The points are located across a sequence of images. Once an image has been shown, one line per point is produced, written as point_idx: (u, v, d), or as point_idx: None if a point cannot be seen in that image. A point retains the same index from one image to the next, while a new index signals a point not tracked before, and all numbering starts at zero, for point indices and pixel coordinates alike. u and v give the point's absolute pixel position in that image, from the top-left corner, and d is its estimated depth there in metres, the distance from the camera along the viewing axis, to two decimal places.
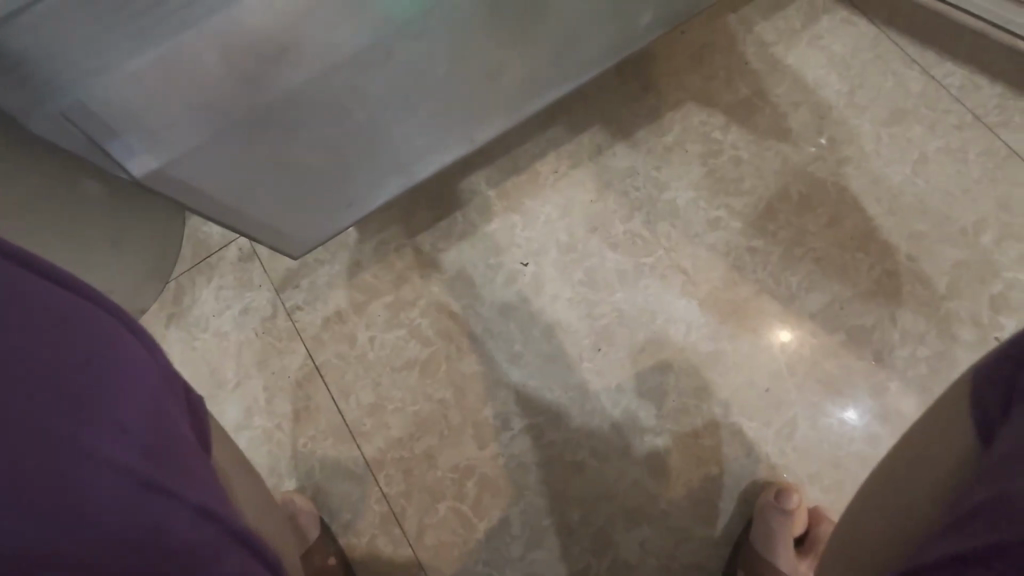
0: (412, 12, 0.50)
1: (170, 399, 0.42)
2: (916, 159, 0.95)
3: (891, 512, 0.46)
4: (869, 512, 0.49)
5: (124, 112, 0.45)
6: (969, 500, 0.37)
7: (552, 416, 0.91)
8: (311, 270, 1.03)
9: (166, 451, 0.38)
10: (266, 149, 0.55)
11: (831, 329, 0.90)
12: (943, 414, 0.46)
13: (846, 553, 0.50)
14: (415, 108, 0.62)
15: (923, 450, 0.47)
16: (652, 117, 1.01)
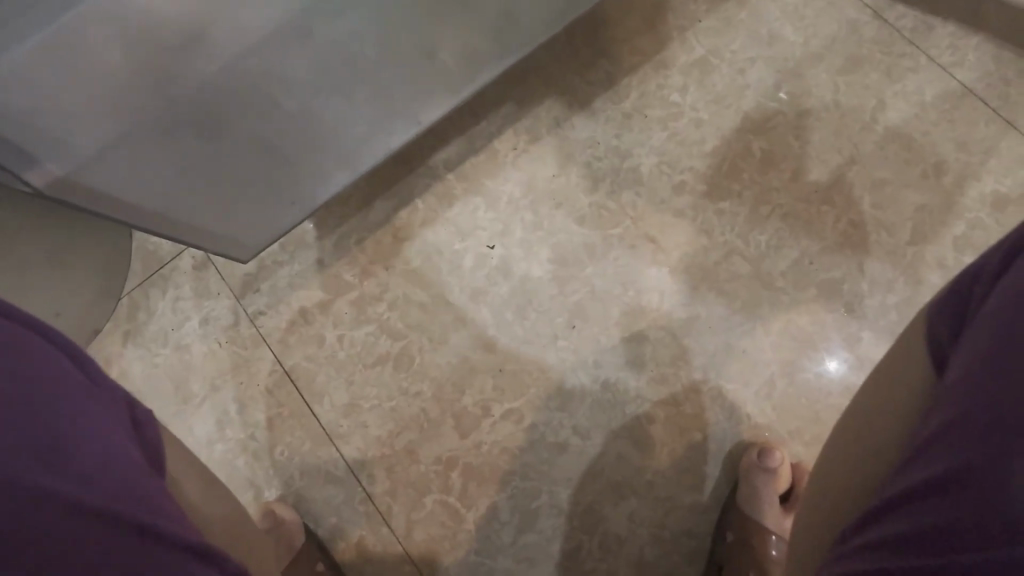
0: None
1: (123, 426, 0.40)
2: (874, 106, 0.94)
3: (856, 457, 0.45)
4: (830, 460, 0.49)
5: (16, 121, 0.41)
6: (931, 436, 0.37)
7: (531, 399, 0.90)
8: (270, 272, 0.99)
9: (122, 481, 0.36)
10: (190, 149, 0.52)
11: (802, 284, 0.90)
12: (904, 354, 0.45)
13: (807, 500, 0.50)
14: (347, 91, 0.58)
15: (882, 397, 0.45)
16: (608, 85, 0.99)
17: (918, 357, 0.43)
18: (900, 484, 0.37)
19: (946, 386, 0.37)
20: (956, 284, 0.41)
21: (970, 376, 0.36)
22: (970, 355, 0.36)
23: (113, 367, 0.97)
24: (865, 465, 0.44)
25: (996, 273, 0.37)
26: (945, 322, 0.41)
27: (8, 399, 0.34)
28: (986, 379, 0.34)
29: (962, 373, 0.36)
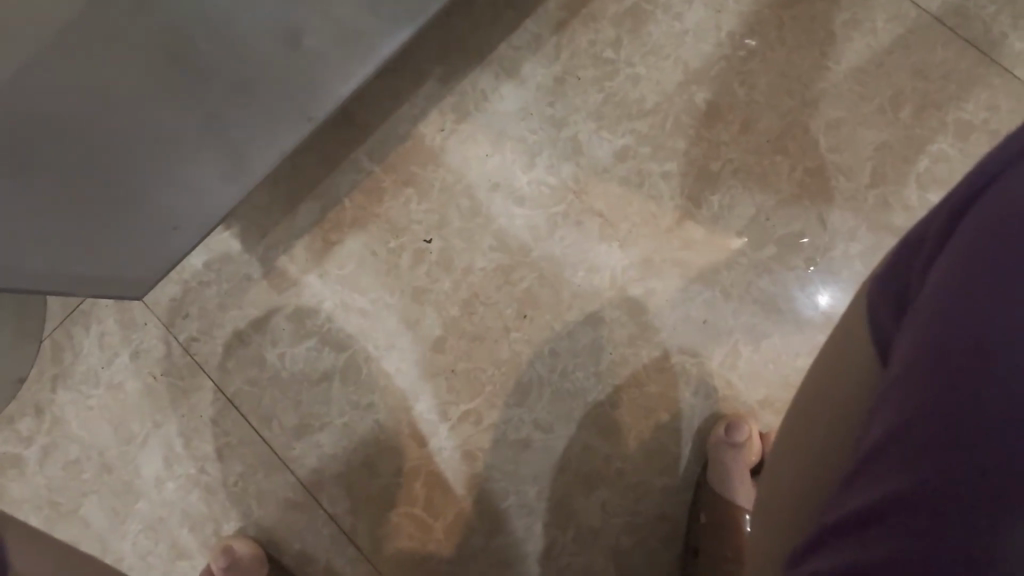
0: None
1: None
2: (823, 40, 0.86)
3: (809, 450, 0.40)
4: (787, 453, 0.44)
5: None
6: (879, 431, 0.32)
7: (488, 397, 0.85)
8: (197, 295, 0.92)
9: None
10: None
11: (761, 243, 0.84)
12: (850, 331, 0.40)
13: (767, 502, 0.45)
14: None
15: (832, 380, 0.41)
16: (535, 48, 0.90)
17: (855, 344, 0.39)
18: (849, 499, 0.32)
19: (886, 380, 0.33)
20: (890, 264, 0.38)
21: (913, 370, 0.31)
22: (910, 344, 0.32)
23: (45, 415, 0.91)
24: (803, 463, 0.41)
25: (932, 251, 0.34)
26: (883, 304, 0.37)
27: None
28: (931, 375, 0.30)
29: (908, 360, 0.32)
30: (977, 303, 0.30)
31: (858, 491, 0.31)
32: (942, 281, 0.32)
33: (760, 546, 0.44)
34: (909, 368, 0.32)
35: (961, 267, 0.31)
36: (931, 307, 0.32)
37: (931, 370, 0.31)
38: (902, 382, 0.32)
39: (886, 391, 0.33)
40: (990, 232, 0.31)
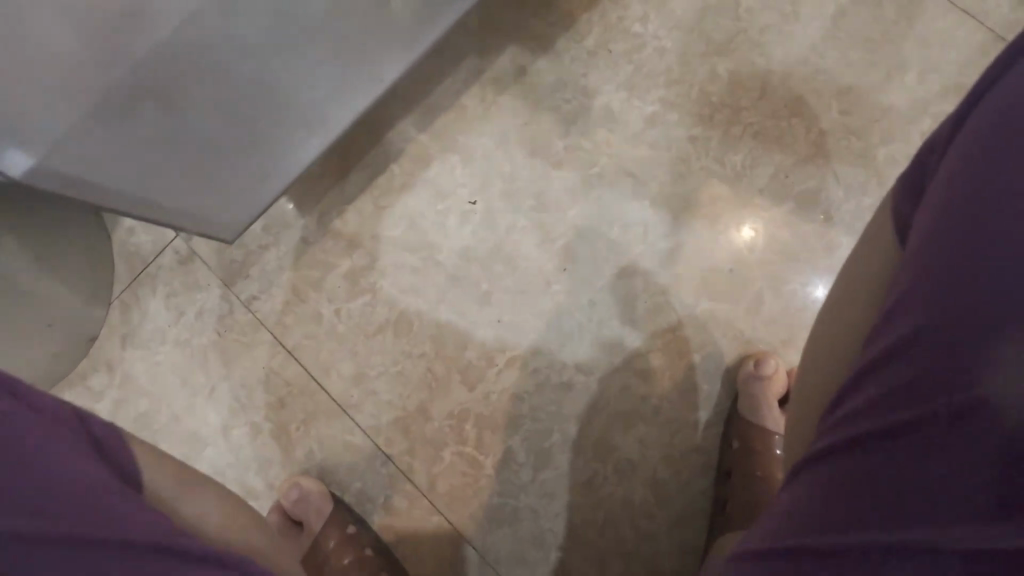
0: None
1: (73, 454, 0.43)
2: (833, 13, 0.94)
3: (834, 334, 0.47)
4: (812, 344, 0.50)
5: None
6: (903, 293, 0.39)
7: (532, 343, 0.93)
8: (257, 257, 0.99)
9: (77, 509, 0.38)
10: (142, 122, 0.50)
11: (781, 198, 0.92)
12: (875, 230, 0.47)
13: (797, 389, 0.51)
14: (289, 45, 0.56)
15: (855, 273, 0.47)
16: (568, 24, 0.97)
17: (877, 240, 0.46)
18: (880, 347, 0.39)
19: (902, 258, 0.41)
20: (911, 165, 0.44)
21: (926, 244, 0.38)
22: (929, 220, 0.39)
23: (116, 370, 0.98)
24: (828, 344, 0.47)
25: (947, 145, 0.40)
26: (900, 201, 0.44)
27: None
28: (945, 240, 0.37)
29: (926, 233, 0.39)
30: (982, 178, 0.37)
31: (887, 338, 0.38)
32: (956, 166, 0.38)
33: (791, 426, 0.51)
34: (920, 243, 0.39)
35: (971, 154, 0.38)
36: (939, 194, 0.39)
37: (946, 235, 0.37)
38: (921, 249, 0.38)
39: (908, 259, 0.40)
40: (996, 121, 0.37)
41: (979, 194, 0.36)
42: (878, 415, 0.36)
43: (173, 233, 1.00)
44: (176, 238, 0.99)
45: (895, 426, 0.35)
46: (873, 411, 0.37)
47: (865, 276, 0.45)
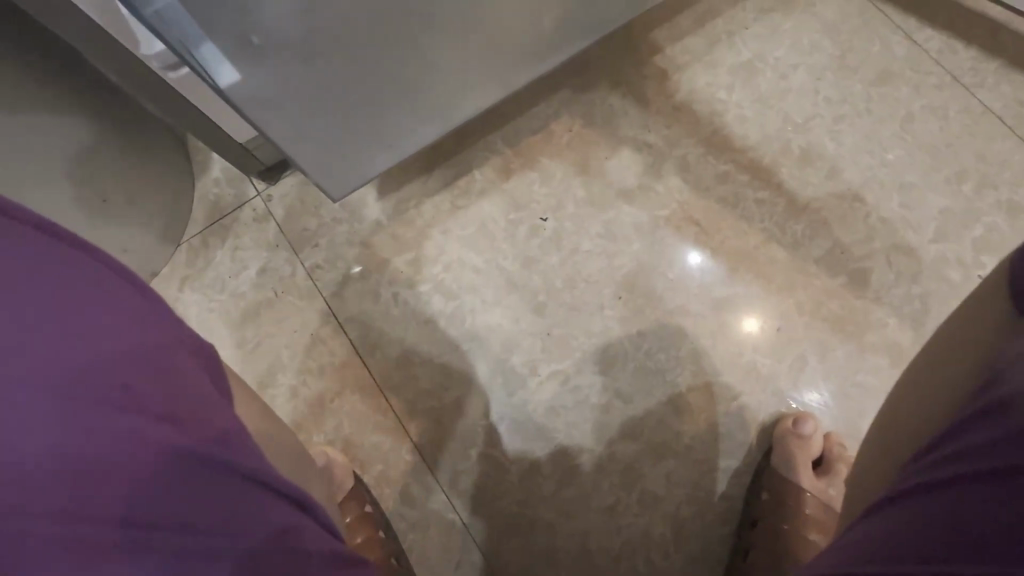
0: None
1: (188, 360, 0.42)
2: (903, 117, 1.02)
3: (936, 394, 0.49)
4: (911, 403, 0.52)
5: (220, 26, 0.43)
6: (1022, 352, 0.40)
7: (577, 361, 0.95)
8: (330, 230, 1.03)
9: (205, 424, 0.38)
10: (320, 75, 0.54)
11: (834, 272, 0.97)
12: (981, 299, 0.50)
13: (888, 440, 0.53)
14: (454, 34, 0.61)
15: (960, 339, 0.50)
16: (660, 79, 1.06)
17: (985, 306, 0.48)
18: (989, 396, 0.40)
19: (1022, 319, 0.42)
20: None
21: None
22: None
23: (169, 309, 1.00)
24: (929, 405, 0.49)
25: None
26: (1014, 271, 0.46)
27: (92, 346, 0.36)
28: None
29: None
30: None
31: (999, 388, 0.39)
32: None
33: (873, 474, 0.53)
34: None
35: None
36: None
37: None
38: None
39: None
40: None
41: None
42: (954, 458, 0.38)
43: (256, 192, 1.05)
44: (257, 196, 1.03)
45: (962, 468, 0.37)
46: (945, 456, 0.39)
47: (971, 342, 0.48)
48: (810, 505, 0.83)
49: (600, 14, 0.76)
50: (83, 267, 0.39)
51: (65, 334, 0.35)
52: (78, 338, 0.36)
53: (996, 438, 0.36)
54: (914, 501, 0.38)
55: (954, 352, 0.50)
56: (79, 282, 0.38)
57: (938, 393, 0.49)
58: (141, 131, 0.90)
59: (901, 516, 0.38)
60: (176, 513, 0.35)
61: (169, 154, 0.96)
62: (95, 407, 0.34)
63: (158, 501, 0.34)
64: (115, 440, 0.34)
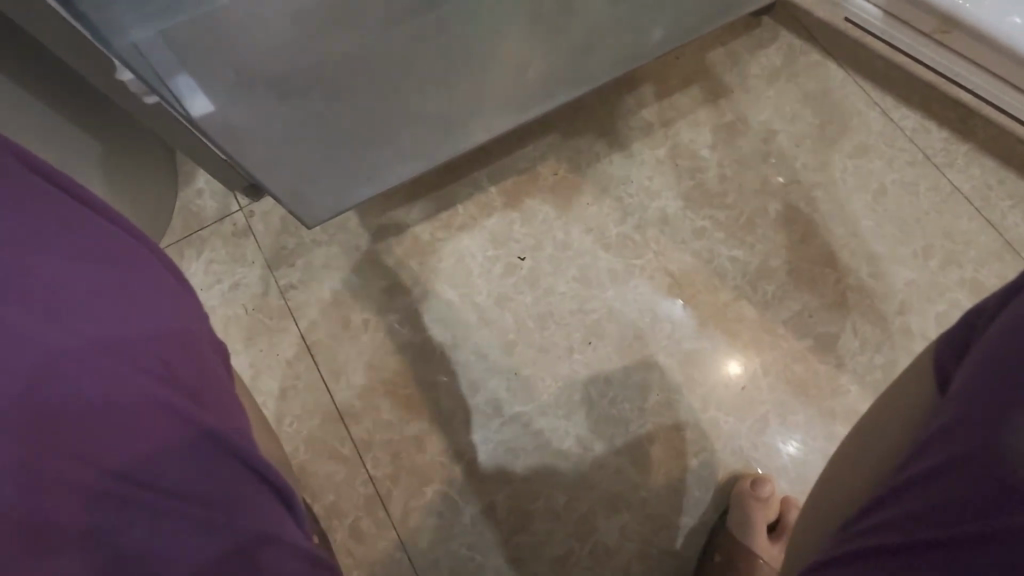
0: (443, 17, 0.53)
1: (216, 357, 0.47)
2: (875, 189, 1.06)
3: (870, 461, 0.51)
4: (845, 464, 0.54)
5: (191, 69, 0.45)
6: (933, 428, 0.42)
7: (542, 404, 0.95)
8: (308, 250, 1.03)
9: (223, 414, 0.43)
10: (298, 114, 0.55)
11: (801, 335, 0.98)
12: (913, 373, 0.51)
13: (824, 499, 0.55)
14: (433, 84, 0.63)
15: (890, 408, 0.52)
16: (645, 132, 1.09)
17: (917, 380, 0.50)
18: (912, 467, 0.41)
19: (943, 399, 0.43)
20: (961, 323, 0.47)
21: (956, 395, 0.41)
22: (969, 370, 0.42)
23: None
24: (860, 472, 0.51)
25: (993, 309, 0.44)
26: (942, 352, 0.48)
27: (141, 318, 0.42)
28: (981, 386, 0.40)
29: (964, 380, 0.42)
30: (1020, 341, 0.39)
31: (921, 459, 0.41)
32: (1000, 330, 0.41)
33: (812, 531, 0.54)
34: (958, 388, 0.42)
35: (1014, 322, 0.41)
36: (976, 355, 0.42)
37: (981, 386, 0.40)
38: (959, 392, 0.41)
39: (947, 399, 0.42)
40: None
41: (1008, 356, 0.40)
42: (895, 525, 0.39)
43: (238, 207, 1.05)
44: (239, 211, 1.04)
45: (909, 540, 0.38)
46: (887, 526, 0.40)
47: (899, 414, 0.50)
48: (761, 569, 0.85)
49: (583, 73, 0.79)
50: (145, 255, 0.47)
51: (117, 303, 0.41)
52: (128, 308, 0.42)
53: (932, 521, 0.38)
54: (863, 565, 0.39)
55: (884, 422, 0.52)
56: (127, 259, 0.45)
57: (868, 462, 0.51)
58: (127, 132, 0.91)
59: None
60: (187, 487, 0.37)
61: (151, 158, 0.97)
62: (132, 370, 0.39)
63: (174, 470, 0.37)
64: (143, 405, 0.38)
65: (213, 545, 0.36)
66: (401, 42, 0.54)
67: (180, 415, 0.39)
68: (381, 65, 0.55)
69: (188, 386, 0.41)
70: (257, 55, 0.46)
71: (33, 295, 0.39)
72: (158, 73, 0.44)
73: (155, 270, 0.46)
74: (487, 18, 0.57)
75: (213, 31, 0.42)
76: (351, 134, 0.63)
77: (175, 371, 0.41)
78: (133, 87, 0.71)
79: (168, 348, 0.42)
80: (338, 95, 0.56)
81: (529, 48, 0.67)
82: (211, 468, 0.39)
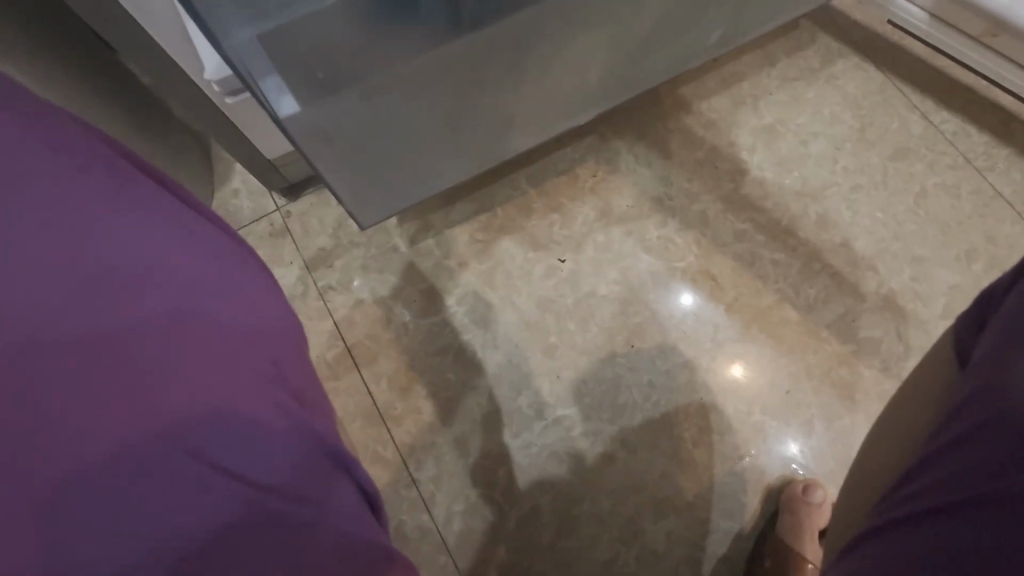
0: (525, 16, 0.53)
1: (292, 339, 0.47)
2: (917, 193, 1.05)
3: (892, 441, 0.51)
4: (872, 445, 0.54)
5: (289, 67, 0.44)
6: (957, 399, 0.42)
7: (585, 407, 0.94)
8: (346, 251, 1.02)
9: (303, 397, 0.43)
10: (375, 114, 0.54)
11: (845, 339, 0.97)
12: (932, 351, 0.51)
13: (852, 486, 0.55)
14: (502, 83, 0.62)
15: (912, 387, 0.52)
16: (684, 133, 1.09)
17: (934, 357, 0.50)
18: (938, 440, 0.41)
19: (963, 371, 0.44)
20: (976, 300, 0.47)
21: (974, 367, 0.42)
22: (988, 341, 0.42)
23: None
24: (885, 450, 0.51)
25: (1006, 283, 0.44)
26: (957, 327, 0.48)
27: (220, 295, 0.41)
28: (999, 356, 0.40)
29: (984, 351, 0.42)
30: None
31: (945, 430, 0.41)
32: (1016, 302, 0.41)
33: (842, 515, 0.54)
34: (979, 358, 0.42)
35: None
36: (994, 325, 0.42)
37: (999, 356, 0.40)
38: (978, 363, 0.42)
39: (967, 370, 0.43)
40: None
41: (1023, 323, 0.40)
42: (922, 495, 0.39)
43: (274, 207, 1.04)
44: (276, 211, 1.03)
45: (936, 507, 0.37)
46: (913, 496, 0.40)
47: (920, 391, 0.50)
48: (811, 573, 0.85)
49: (636, 76, 0.78)
50: (220, 234, 0.47)
51: (197, 279, 0.41)
52: (208, 285, 0.41)
53: (946, 487, 0.38)
54: (891, 534, 0.39)
55: (905, 402, 0.52)
56: (205, 236, 0.45)
57: (891, 441, 0.51)
58: (166, 134, 0.90)
59: (876, 550, 0.39)
60: (274, 467, 0.36)
61: (190, 159, 0.96)
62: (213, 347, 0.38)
63: (263, 449, 0.36)
64: (228, 380, 0.37)
65: (291, 531, 0.35)
66: (481, 41, 0.53)
67: (264, 395, 0.38)
68: (460, 65, 0.54)
69: (266, 365, 0.41)
70: (348, 49, 0.45)
71: (113, 263, 0.38)
72: (255, 72, 0.43)
73: (232, 250, 0.47)
74: (564, 18, 0.57)
75: (312, 31, 0.42)
76: (417, 136, 0.62)
77: (257, 351, 0.41)
78: (187, 80, 0.70)
79: (247, 328, 0.42)
80: (415, 97, 0.55)
81: (592, 50, 0.66)
82: (296, 451, 0.38)
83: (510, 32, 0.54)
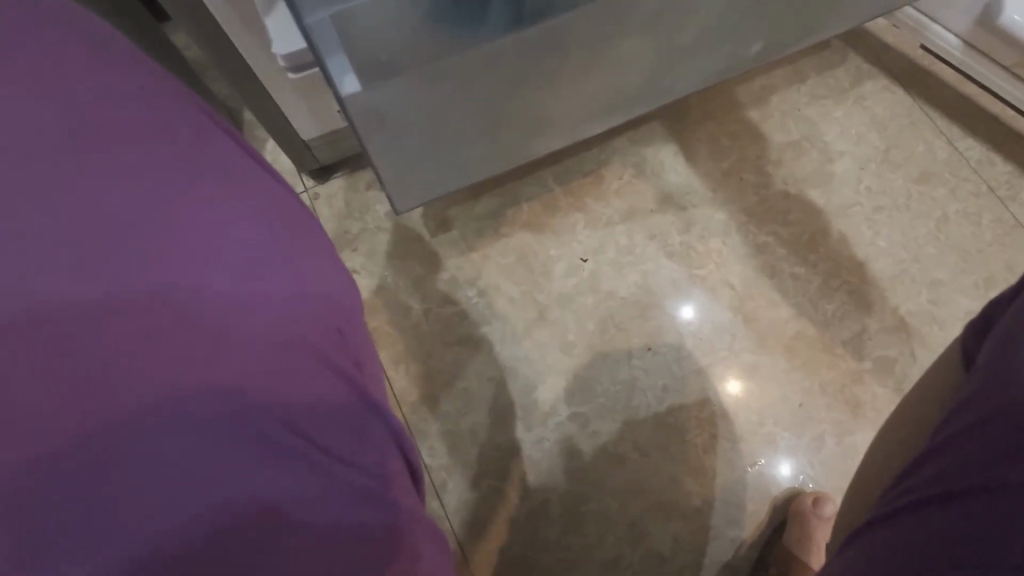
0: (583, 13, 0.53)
1: (342, 304, 0.51)
2: (938, 217, 1.06)
3: (892, 438, 0.52)
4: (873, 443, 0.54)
5: (356, 47, 0.45)
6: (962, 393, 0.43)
7: (599, 406, 0.95)
8: (371, 236, 1.03)
9: (350, 360, 0.47)
10: (428, 100, 0.55)
11: (859, 357, 0.98)
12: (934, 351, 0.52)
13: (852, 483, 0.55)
14: (551, 79, 0.63)
15: (913, 387, 0.52)
16: (711, 143, 1.10)
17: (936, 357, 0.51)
18: (945, 431, 0.42)
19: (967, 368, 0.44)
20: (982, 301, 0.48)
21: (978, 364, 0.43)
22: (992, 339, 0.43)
23: None
24: (888, 448, 0.52)
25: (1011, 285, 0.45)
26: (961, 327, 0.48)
27: (282, 265, 0.46)
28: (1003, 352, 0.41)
29: (988, 349, 0.43)
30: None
31: (954, 421, 0.42)
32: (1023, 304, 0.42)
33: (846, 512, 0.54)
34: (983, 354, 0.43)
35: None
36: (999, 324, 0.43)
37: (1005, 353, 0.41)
38: (983, 359, 0.42)
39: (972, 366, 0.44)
40: None
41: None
42: (935, 481, 0.40)
43: (303, 188, 1.05)
44: (305, 192, 1.04)
45: (952, 490, 0.38)
46: (925, 483, 0.40)
47: (921, 389, 0.51)
48: None
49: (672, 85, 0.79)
50: (281, 206, 0.51)
51: (262, 250, 0.45)
52: (272, 255, 0.46)
53: (953, 473, 0.39)
54: (904, 520, 0.39)
55: (907, 402, 0.53)
56: (268, 210, 0.49)
57: (894, 438, 0.51)
58: None
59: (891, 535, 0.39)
60: (323, 424, 0.41)
61: None
62: (274, 315, 0.43)
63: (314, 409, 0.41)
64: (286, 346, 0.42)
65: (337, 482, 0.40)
66: (539, 35, 0.54)
67: (317, 359, 0.43)
68: (515, 57, 0.55)
69: (319, 329, 0.45)
70: (414, 36, 0.46)
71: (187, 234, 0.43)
72: (323, 51, 0.44)
73: (291, 221, 0.51)
74: (619, 17, 0.57)
75: (383, 15, 0.43)
76: (463, 126, 0.63)
77: (312, 318, 0.45)
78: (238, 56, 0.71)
79: (303, 296, 0.46)
80: (468, 86, 0.56)
81: (640, 52, 0.66)
82: (341, 411, 0.42)
83: (567, 28, 0.55)
